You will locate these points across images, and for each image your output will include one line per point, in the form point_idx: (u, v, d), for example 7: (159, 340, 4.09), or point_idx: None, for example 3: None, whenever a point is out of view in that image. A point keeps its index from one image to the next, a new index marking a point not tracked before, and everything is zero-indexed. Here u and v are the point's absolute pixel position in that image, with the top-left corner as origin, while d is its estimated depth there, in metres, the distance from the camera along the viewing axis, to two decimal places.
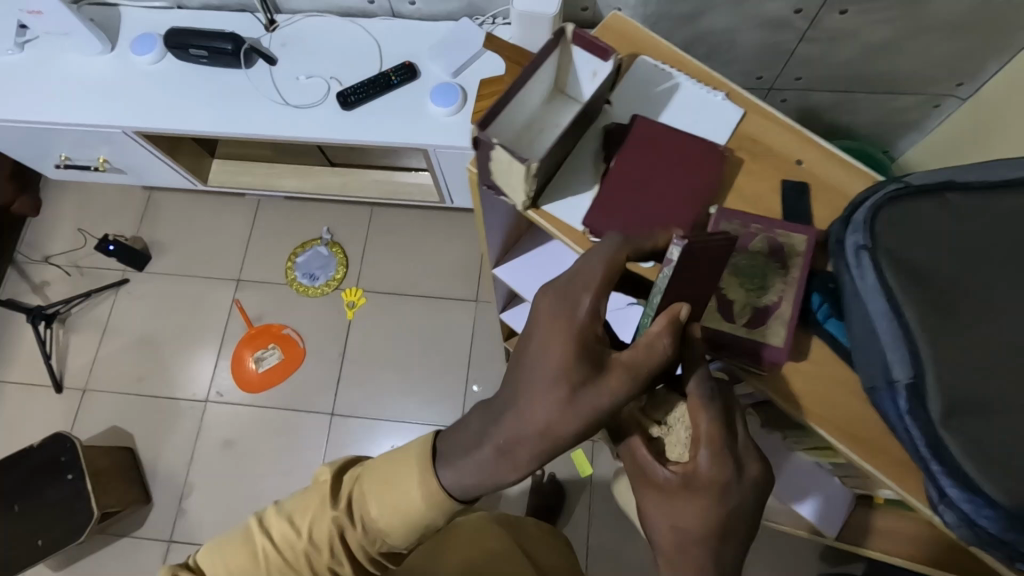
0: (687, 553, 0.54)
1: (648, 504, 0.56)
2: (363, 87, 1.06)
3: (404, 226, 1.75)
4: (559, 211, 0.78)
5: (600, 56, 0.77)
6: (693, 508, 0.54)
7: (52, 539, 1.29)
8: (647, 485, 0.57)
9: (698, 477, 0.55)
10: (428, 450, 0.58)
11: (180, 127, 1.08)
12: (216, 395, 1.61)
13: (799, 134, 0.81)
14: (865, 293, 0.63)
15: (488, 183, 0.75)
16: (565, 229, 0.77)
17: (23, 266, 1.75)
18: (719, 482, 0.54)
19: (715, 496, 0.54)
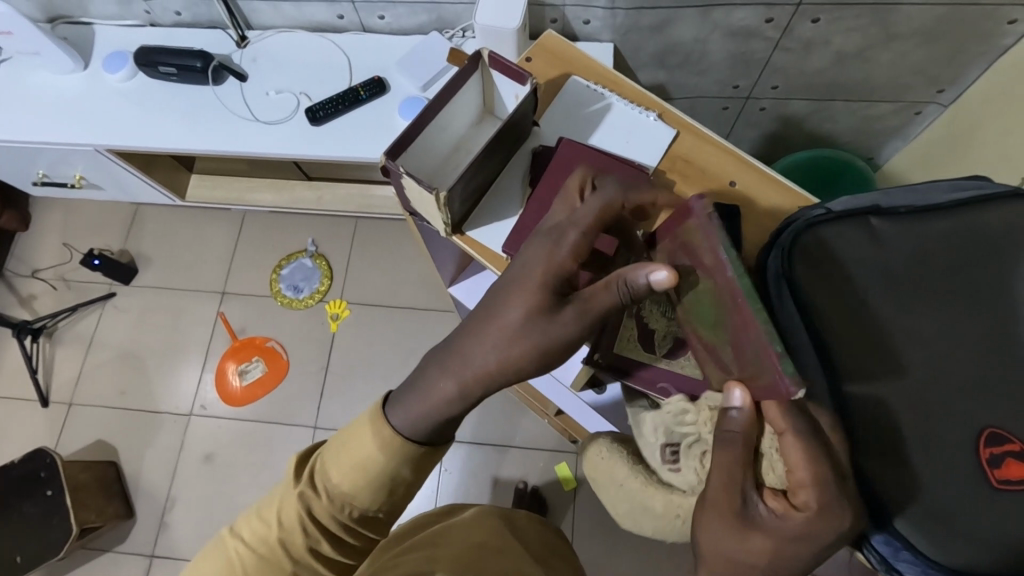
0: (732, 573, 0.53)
1: (712, 524, 0.53)
2: (333, 102, 1.06)
3: (387, 237, 1.75)
4: (483, 237, 0.79)
5: (517, 80, 0.79)
6: (776, 547, 0.51)
7: (30, 555, 1.29)
8: (720, 510, 0.53)
9: (793, 520, 0.52)
10: (378, 402, 0.56)
11: (150, 144, 1.08)
12: (200, 408, 1.61)
13: (729, 154, 0.83)
14: (786, 325, 0.64)
15: (411, 210, 0.80)
16: (489, 255, 0.79)
17: (12, 281, 1.77)
18: (808, 529, 0.51)
19: (804, 546, 0.51)
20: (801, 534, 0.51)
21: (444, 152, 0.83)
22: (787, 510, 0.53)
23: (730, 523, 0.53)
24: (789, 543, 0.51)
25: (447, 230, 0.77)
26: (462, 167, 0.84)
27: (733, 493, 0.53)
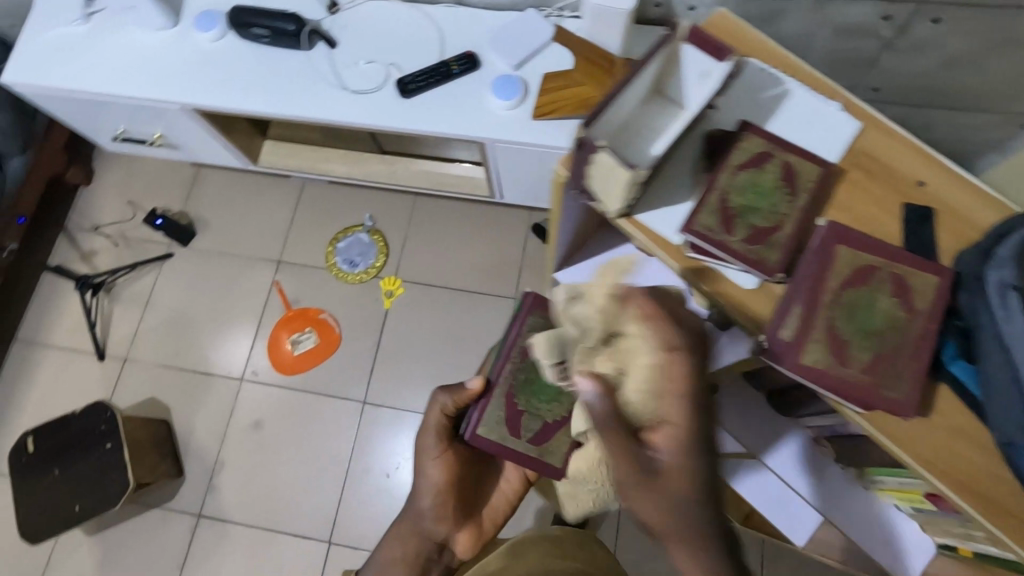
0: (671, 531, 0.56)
1: (620, 471, 0.58)
2: (423, 75, 1.04)
3: (445, 218, 1.73)
4: (650, 220, 0.81)
5: (714, 56, 0.80)
6: (668, 437, 0.57)
7: (88, 505, 1.29)
8: (650, 478, 0.56)
9: (665, 398, 0.58)
10: None
11: (238, 108, 1.08)
12: (252, 374, 1.62)
13: (919, 152, 0.82)
14: (1013, 339, 0.63)
15: (579, 188, 0.80)
16: (656, 237, 0.81)
17: (73, 234, 1.78)
18: (676, 383, 0.58)
19: (682, 406, 0.57)
20: (684, 409, 0.57)
21: (622, 126, 0.83)
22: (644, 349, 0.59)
23: (647, 470, 0.56)
24: (672, 423, 0.57)
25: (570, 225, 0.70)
26: (638, 143, 0.84)
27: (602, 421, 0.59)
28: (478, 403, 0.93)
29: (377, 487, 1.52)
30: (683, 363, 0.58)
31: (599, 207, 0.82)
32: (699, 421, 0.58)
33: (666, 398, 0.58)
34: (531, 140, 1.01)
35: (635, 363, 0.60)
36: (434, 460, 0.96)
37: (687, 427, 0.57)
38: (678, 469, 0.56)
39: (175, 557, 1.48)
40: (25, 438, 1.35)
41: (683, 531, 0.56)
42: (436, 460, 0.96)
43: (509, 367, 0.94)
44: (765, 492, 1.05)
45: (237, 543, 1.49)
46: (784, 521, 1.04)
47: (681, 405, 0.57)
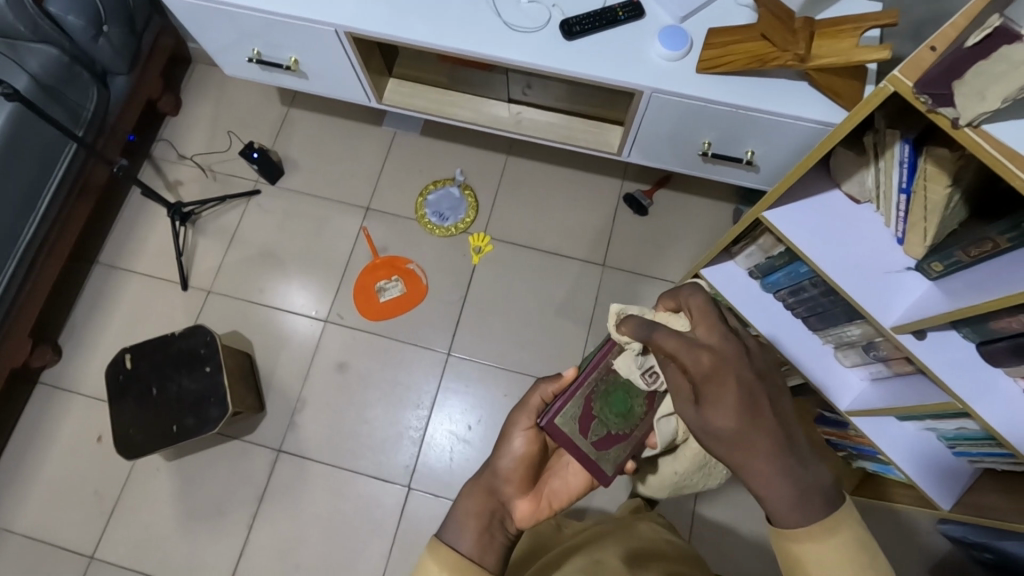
0: (749, 446, 0.53)
1: (690, 419, 0.56)
2: (589, 19, 1.07)
3: (538, 180, 1.72)
4: (1008, 138, 0.55)
5: None
6: (723, 406, 0.53)
7: (185, 427, 1.34)
8: (739, 444, 0.54)
9: (704, 380, 0.55)
10: (433, 539, 0.69)
11: (397, 35, 1.09)
12: (337, 317, 1.62)
13: None
14: None
15: (926, 91, 0.57)
16: (1011, 154, 0.55)
17: (159, 163, 1.76)
18: (695, 343, 0.57)
19: (721, 355, 0.55)
20: (711, 370, 0.54)
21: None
22: (673, 336, 0.58)
23: (740, 442, 0.53)
24: (726, 392, 0.54)
25: (927, 108, 0.58)
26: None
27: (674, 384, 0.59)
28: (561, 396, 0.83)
29: (457, 440, 1.51)
30: (679, 337, 0.57)
31: (935, 117, 0.58)
32: (764, 392, 0.54)
33: (717, 378, 0.54)
34: (693, 91, 1.04)
35: (671, 339, 0.58)
36: (517, 430, 0.83)
37: (742, 400, 0.53)
38: (740, 383, 0.54)
39: (254, 489, 1.48)
40: (124, 355, 1.39)
41: (747, 433, 0.53)
42: (522, 430, 0.83)
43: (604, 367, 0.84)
44: (907, 449, 0.92)
45: (316, 481, 1.49)
46: (932, 484, 0.90)
47: (695, 379, 0.55)
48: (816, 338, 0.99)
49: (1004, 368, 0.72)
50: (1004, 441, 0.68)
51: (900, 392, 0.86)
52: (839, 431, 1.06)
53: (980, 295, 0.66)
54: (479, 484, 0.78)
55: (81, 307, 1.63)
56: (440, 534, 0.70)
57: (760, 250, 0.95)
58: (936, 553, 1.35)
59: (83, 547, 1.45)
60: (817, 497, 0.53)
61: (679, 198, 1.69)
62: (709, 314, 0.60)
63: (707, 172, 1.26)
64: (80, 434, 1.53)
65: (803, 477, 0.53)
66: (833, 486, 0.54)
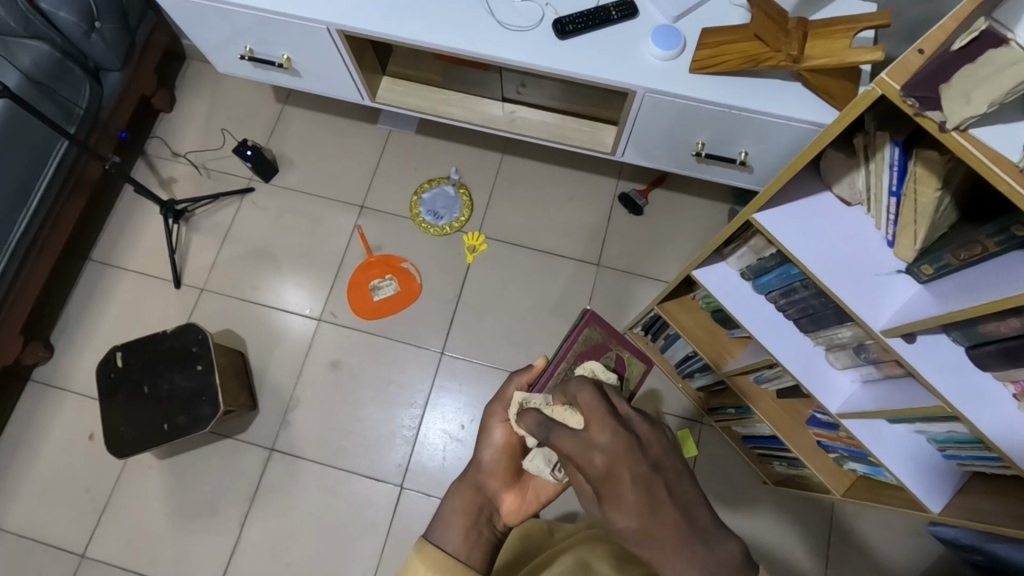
0: (654, 539, 0.50)
1: (599, 517, 0.54)
2: (582, 18, 1.06)
3: (534, 179, 1.72)
4: (994, 142, 0.55)
5: None
6: (621, 504, 0.50)
7: (177, 425, 1.33)
8: (646, 542, 0.50)
9: (603, 480, 0.52)
10: (420, 539, 0.68)
11: (390, 33, 1.08)
12: (330, 315, 1.61)
13: None
14: None
15: (915, 93, 0.56)
16: (998, 157, 0.54)
17: (153, 159, 1.76)
18: (584, 439, 0.53)
19: (611, 453, 0.52)
20: (605, 470, 0.51)
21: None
22: (568, 435, 0.54)
23: (646, 537, 0.50)
24: (623, 491, 0.51)
25: (914, 111, 0.57)
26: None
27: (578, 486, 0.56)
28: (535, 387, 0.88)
29: (450, 439, 1.51)
30: (570, 434, 0.54)
31: (922, 120, 0.57)
32: (661, 481, 0.51)
33: (610, 479, 0.51)
34: (686, 91, 1.03)
35: (563, 442, 0.54)
36: (494, 424, 0.83)
37: (638, 493, 0.50)
38: (631, 480, 0.51)
39: (247, 487, 1.48)
40: (115, 353, 1.39)
41: (650, 526, 0.50)
42: (499, 423, 0.83)
43: (571, 357, 0.95)
44: (897, 451, 0.92)
45: (308, 480, 1.49)
46: (920, 483, 0.90)
47: (591, 481, 0.52)
48: (807, 340, 0.99)
49: (992, 372, 0.72)
50: (991, 444, 0.69)
51: (890, 395, 0.86)
52: (829, 432, 1.06)
53: (969, 298, 0.66)
54: (463, 482, 0.78)
55: (73, 304, 1.62)
56: (426, 535, 0.69)
57: (752, 251, 0.95)
58: (928, 554, 1.35)
59: (74, 545, 1.44)
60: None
61: (675, 198, 1.68)
62: (597, 399, 0.56)
63: (701, 172, 1.26)
64: (72, 432, 1.52)
65: (716, 562, 0.49)
66: (746, 560, 0.50)
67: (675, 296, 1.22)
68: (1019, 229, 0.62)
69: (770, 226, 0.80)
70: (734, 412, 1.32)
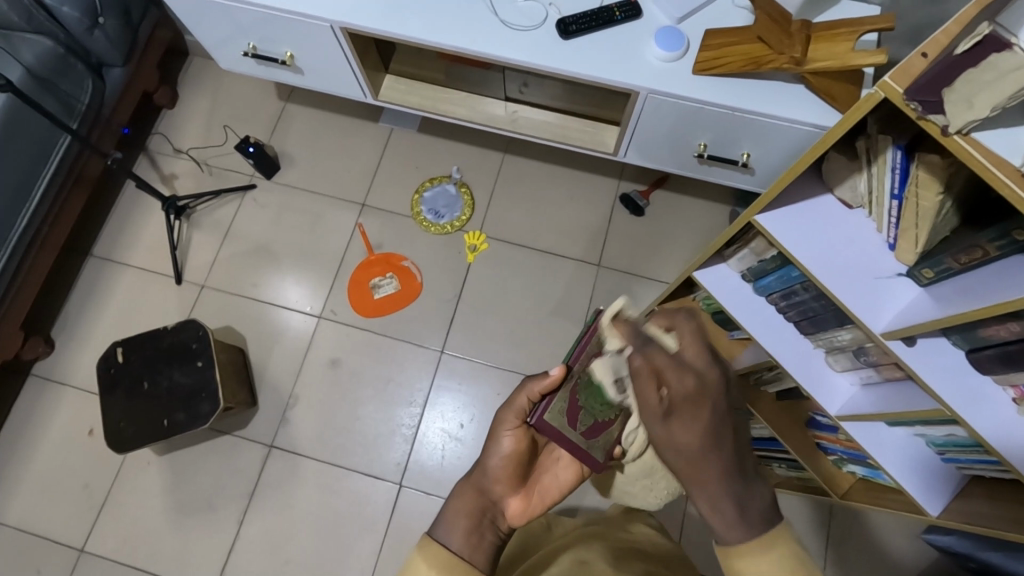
0: (702, 465, 0.53)
1: (655, 435, 0.55)
2: (586, 18, 1.06)
3: (535, 179, 1.72)
4: (995, 146, 0.55)
5: None
6: (693, 426, 0.53)
7: (176, 421, 1.33)
8: (698, 464, 0.54)
9: (682, 399, 0.54)
10: (423, 540, 0.69)
11: (393, 32, 1.08)
12: (330, 313, 1.61)
13: None
14: None
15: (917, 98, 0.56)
16: (998, 161, 0.55)
17: (155, 155, 1.76)
18: (681, 363, 0.56)
19: (708, 382, 0.54)
20: (695, 391, 0.54)
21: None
22: (666, 354, 0.56)
23: (701, 465, 0.53)
24: (700, 414, 0.53)
25: (917, 114, 0.57)
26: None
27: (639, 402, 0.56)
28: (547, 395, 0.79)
29: (449, 438, 1.51)
30: (668, 355, 0.56)
31: (925, 123, 0.57)
32: (732, 423, 0.54)
33: (697, 401, 0.53)
34: (689, 93, 1.03)
35: (659, 355, 0.56)
36: (505, 428, 0.81)
37: (712, 422, 0.53)
38: (712, 420, 0.53)
39: (245, 484, 1.48)
40: (115, 348, 1.39)
41: (709, 459, 0.53)
42: (511, 429, 0.81)
43: (590, 353, 0.81)
44: (896, 454, 0.92)
45: (308, 477, 1.49)
46: (918, 487, 0.90)
47: (671, 395, 0.54)
48: (807, 342, 0.99)
49: (992, 376, 0.72)
50: (991, 448, 0.69)
51: (889, 398, 0.86)
52: (828, 434, 1.06)
53: (970, 302, 0.66)
54: (470, 481, 0.79)
55: (73, 299, 1.62)
56: (429, 532, 0.71)
57: (753, 253, 0.95)
58: (924, 557, 1.36)
59: (73, 540, 1.44)
60: (756, 516, 0.55)
61: (676, 199, 1.69)
62: (699, 337, 0.59)
63: (703, 174, 1.26)
64: (73, 427, 1.53)
65: (746, 503, 0.55)
66: (770, 505, 0.57)
67: (676, 297, 1.22)
68: (1020, 233, 0.62)
69: (771, 228, 0.80)
70: None
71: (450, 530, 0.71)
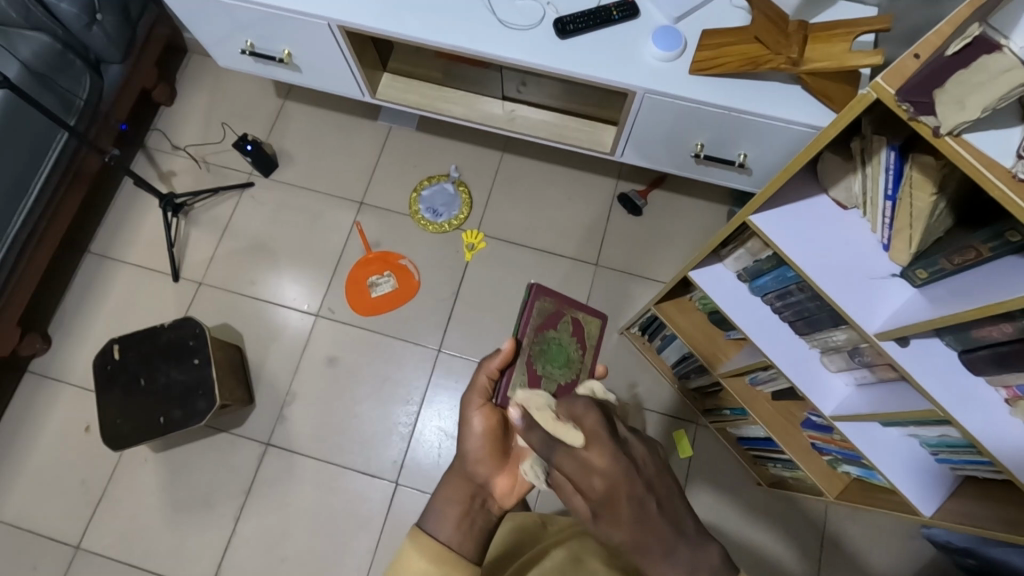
0: (643, 552, 0.52)
1: (593, 530, 0.55)
2: (583, 17, 1.06)
3: (533, 178, 1.72)
4: (987, 148, 0.56)
5: None
6: (619, 525, 0.52)
7: (172, 418, 1.34)
8: (639, 553, 0.53)
9: (601, 502, 0.53)
10: (412, 533, 0.69)
11: (390, 30, 1.08)
12: (328, 311, 1.61)
13: None
14: None
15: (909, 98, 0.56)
16: (990, 163, 0.55)
17: (153, 152, 1.76)
18: (588, 465, 0.54)
19: (613, 476, 0.53)
20: (606, 492, 0.52)
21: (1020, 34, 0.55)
22: (569, 456, 0.54)
23: (636, 553, 0.52)
24: (619, 511, 0.52)
25: (909, 116, 0.57)
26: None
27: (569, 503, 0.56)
28: (507, 369, 0.90)
29: (446, 436, 1.51)
30: (571, 456, 0.54)
31: (917, 124, 0.57)
32: (655, 501, 0.53)
33: (611, 501, 0.52)
34: (686, 92, 1.03)
35: (566, 462, 0.54)
36: (473, 411, 0.82)
37: (630, 509, 0.52)
38: (629, 512, 0.52)
39: (242, 482, 1.48)
40: (112, 345, 1.39)
41: (650, 545, 0.52)
42: (477, 409, 0.83)
43: (531, 331, 0.95)
44: (889, 454, 0.92)
45: (304, 475, 1.49)
46: (911, 487, 0.90)
47: (591, 503, 0.53)
48: (802, 342, 0.99)
49: (986, 377, 0.73)
50: (984, 449, 0.69)
51: (883, 398, 0.86)
52: (824, 435, 1.06)
53: (963, 302, 0.66)
54: (451, 471, 0.78)
55: (71, 297, 1.62)
56: (418, 527, 0.70)
57: (748, 253, 0.95)
58: (919, 557, 1.36)
59: (69, 536, 1.44)
60: None
61: (674, 199, 1.69)
62: (600, 431, 0.55)
63: (701, 174, 1.26)
64: (69, 424, 1.53)
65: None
66: (727, 564, 0.53)
67: (672, 296, 1.22)
68: (1013, 235, 0.62)
69: (767, 229, 0.80)
70: (729, 413, 1.32)
71: (439, 521, 0.70)
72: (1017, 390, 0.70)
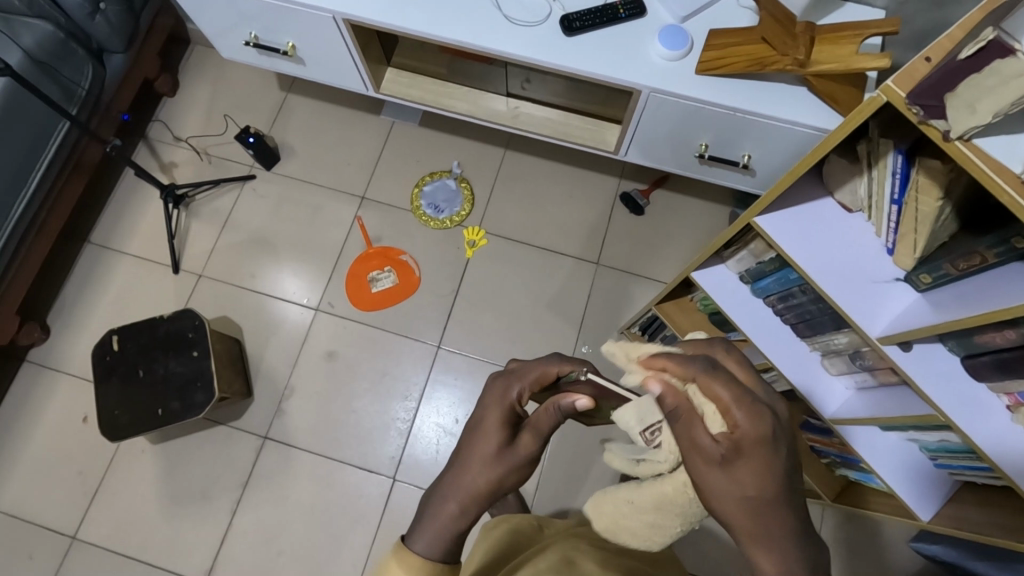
0: (761, 514, 0.48)
1: (713, 482, 0.49)
2: (590, 15, 1.06)
3: (536, 176, 1.71)
4: (996, 152, 0.55)
5: None
6: (758, 473, 0.48)
7: (170, 410, 1.33)
8: (759, 516, 0.48)
9: (749, 444, 0.48)
10: (399, 549, 0.58)
11: (395, 24, 1.08)
12: (327, 306, 1.61)
13: None
14: None
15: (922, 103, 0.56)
16: (997, 167, 0.55)
17: (154, 143, 1.75)
18: (748, 398, 0.50)
19: (774, 422, 0.49)
20: (764, 434, 0.48)
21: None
22: (724, 384, 0.50)
23: (760, 513, 0.48)
24: (768, 460, 0.48)
25: (918, 119, 0.57)
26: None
27: (688, 443, 0.51)
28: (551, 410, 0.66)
29: (444, 432, 1.51)
30: (736, 386, 0.50)
31: (927, 128, 0.57)
32: (800, 469, 0.49)
33: (767, 445, 0.48)
34: (691, 93, 1.03)
35: (721, 390, 0.50)
36: (520, 448, 0.60)
37: (772, 463, 0.48)
38: (780, 469, 0.48)
39: (239, 475, 1.48)
40: (111, 336, 1.39)
41: (775, 505, 0.48)
42: (528, 451, 0.60)
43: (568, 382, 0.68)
44: (888, 458, 0.92)
45: (301, 469, 1.49)
46: (909, 491, 0.90)
47: (739, 439, 0.48)
48: (803, 345, 0.99)
49: (987, 383, 0.72)
50: (983, 455, 0.69)
51: (883, 402, 0.86)
52: (823, 438, 1.07)
53: (967, 308, 0.66)
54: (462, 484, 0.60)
55: (70, 286, 1.62)
56: (408, 539, 0.58)
57: (751, 255, 0.95)
58: (914, 562, 1.36)
59: (66, 527, 1.44)
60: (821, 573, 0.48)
61: (676, 199, 1.68)
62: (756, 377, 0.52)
63: (705, 174, 1.26)
64: (66, 413, 1.52)
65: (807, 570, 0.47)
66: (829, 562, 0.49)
67: (673, 297, 1.22)
68: (1019, 241, 0.62)
69: (771, 233, 0.79)
70: None
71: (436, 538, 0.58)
72: (1018, 396, 0.70)
